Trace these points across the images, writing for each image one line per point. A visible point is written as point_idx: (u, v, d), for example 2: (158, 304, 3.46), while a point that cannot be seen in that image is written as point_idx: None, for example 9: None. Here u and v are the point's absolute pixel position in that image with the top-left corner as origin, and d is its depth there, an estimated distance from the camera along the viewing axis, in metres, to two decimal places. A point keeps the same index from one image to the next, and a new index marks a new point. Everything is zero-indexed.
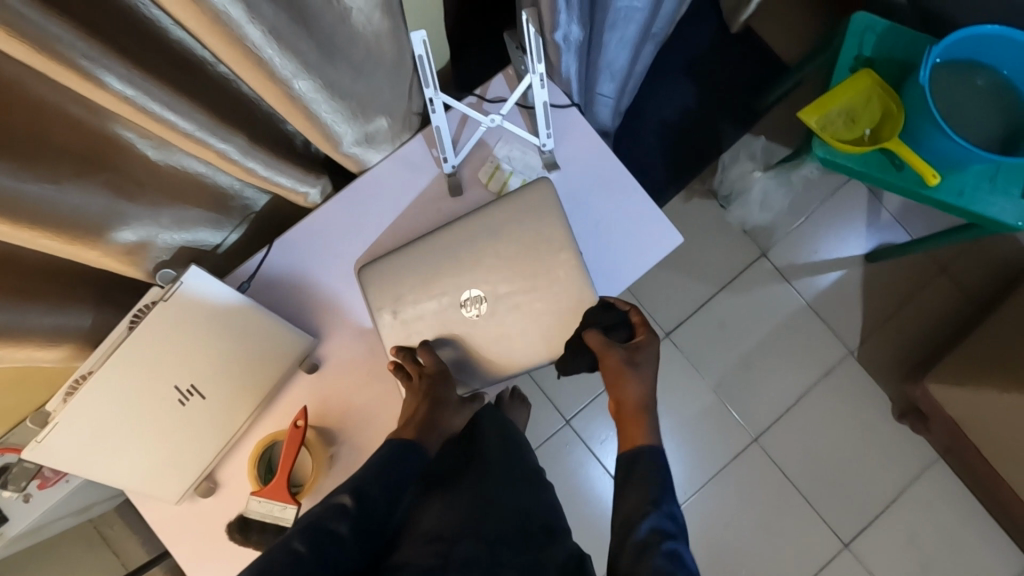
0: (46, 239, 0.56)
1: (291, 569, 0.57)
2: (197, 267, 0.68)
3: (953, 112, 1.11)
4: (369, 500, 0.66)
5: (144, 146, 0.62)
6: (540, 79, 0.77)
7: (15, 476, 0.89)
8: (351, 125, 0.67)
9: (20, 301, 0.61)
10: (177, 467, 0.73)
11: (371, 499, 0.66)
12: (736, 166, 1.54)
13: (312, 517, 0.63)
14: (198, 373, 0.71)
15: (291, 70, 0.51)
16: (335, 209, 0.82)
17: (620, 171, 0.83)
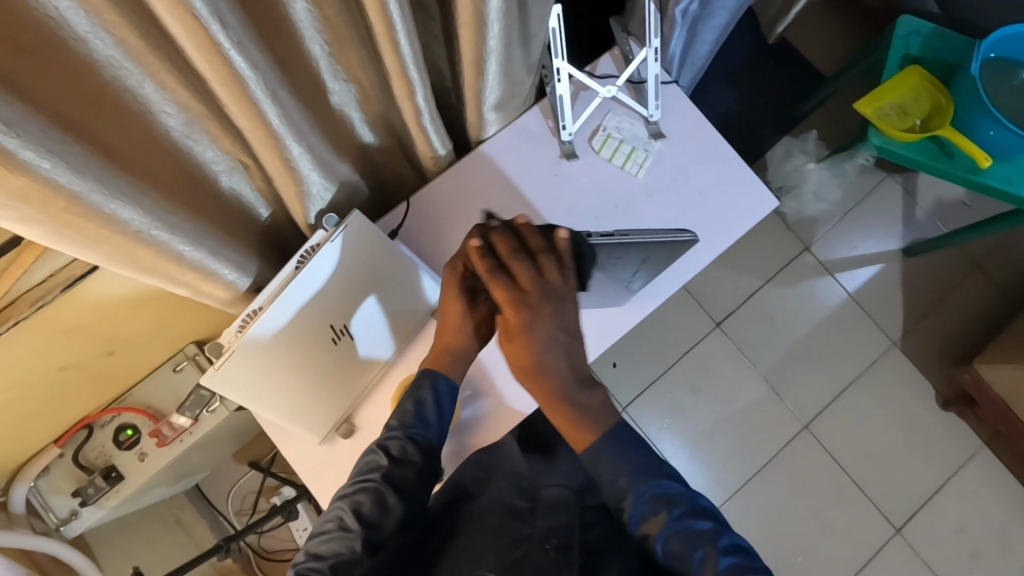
0: (269, 157, 0.59)
1: (371, 523, 0.69)
2: (358, 213, 0.74)
3: (1001, 104, 1.20)
4: (403, 451, 0.74)
5: (332, 89, 0.64)
6: (655, 53, 0.84)
7: (191, 403, 0.93)
8: (503, 82, 0.74)
9: (221, 231, 0.65)
10: (327, 405, 0.78)
11: (406, 454, 0.74)
12: (790, 159, 1.61)
13: (360, 473, 0.73)
14: (350, 314, 0.76)
15: (500, 9, 0.57)
16: (461, 171, 0.87)
17: (721, 141, 0.90)
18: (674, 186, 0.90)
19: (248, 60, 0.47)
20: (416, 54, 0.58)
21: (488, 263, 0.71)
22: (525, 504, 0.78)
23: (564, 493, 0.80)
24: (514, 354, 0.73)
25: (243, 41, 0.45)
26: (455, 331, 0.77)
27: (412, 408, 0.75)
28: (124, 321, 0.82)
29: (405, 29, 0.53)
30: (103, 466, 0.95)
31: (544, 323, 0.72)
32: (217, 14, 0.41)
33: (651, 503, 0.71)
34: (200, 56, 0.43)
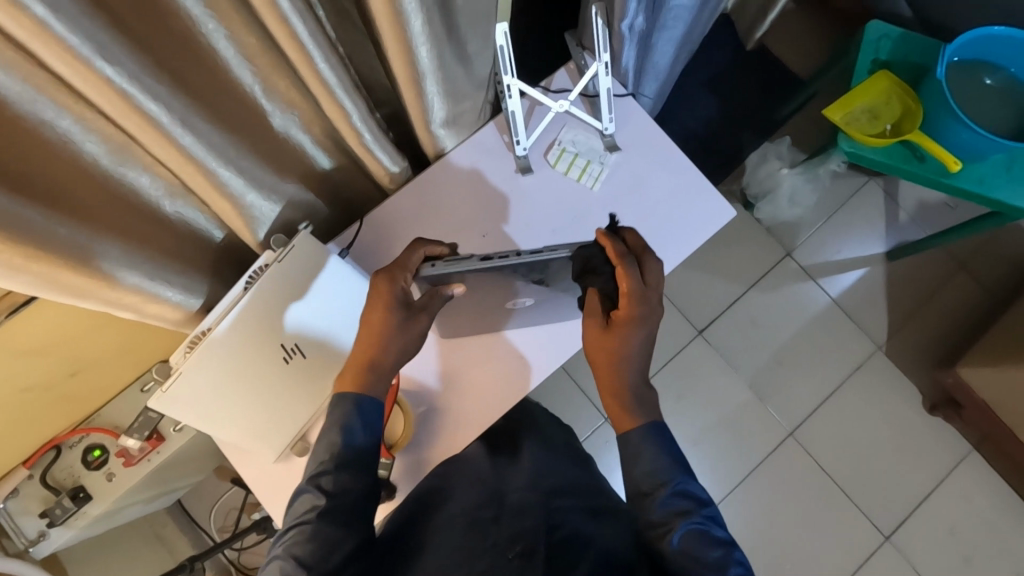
0: (199, 184, 0.59)
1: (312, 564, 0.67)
2: (306, 232, 0.74)
3: (969, 107, 1.19)
4: (337, 483, 0.71)
5: (274, 118, 0.64)
6: (604, 68, 0.85)
7: (138, 425, 0.95)
8: (447, 101, 0.74)
9: (158, 256, 0.66)
10: (280, 425, 0.78)
11: (342, 485, 0.71)
12: (763, 166, 1.60)
13: (296, 513, 0.70)
14: (300, 332, 0.76)
15: (423, 33, 0.57)
16: (416, 187, 0.88)
17: (676, 151, 0.90)
18: (631, 197, 0.89)
19: (150, 93, 0.47)
20: (342, 78, 0.58)
21: (619, 251, 0.70)
22: (488, 512, 0.79)
23: (527, 496, 0.81)
24: (604, 344, 0.74)
25: (137, 73, 0.45)
26: (379, 344, 0.73)
27: (340, 437, 0.72)
28: (82, 343, 0.83)
29: (325, 56, 0.53)
30: (71, 487, 0.95)
31: (636, 327, 0.72)
32: (101, 49, 0.41)
33: (679, 498, 0.74)
34: (92, 92, 0.43)
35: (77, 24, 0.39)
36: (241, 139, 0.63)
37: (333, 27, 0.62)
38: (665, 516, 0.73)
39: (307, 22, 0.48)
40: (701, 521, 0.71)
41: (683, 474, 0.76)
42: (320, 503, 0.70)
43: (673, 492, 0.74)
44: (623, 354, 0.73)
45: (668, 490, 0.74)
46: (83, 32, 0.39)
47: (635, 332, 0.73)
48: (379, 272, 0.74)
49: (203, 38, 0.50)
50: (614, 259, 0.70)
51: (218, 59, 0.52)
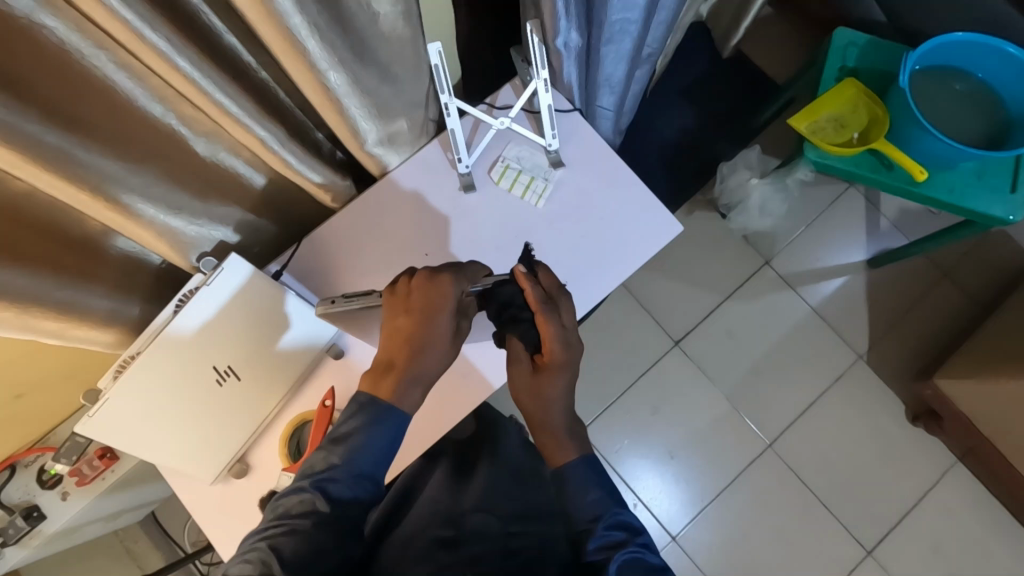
0: (109, 214, 0.59)
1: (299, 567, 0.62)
2: (236, 255, 0.74)
3: (937, 113, 1.17)
4: (349, 493, 0.69)
5: (194, 145, 0.64)
6: (544, 84, 0.85)
7: (66, 450, 0.96)
8: (376, 122, 0.74)
9: (80, 283, 0.66)
10: (215, 447, 0.78)
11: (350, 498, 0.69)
12: (735, 176, 1.55)
13: (288, 515, 0.65)
14: (233, 354, 0.76)
15: (327, 61, 0.56)
16: (357, 206, 0.87)
17: (621, 166, 0.89)
18: (575, 213, 0.89)
19: (31, 131, 0.47)
20: (248, 106, 0.58)
21: (538, 294, 0.72)
22: (449, 533, 0.80)
23: (490, 520, 0.83)
24: (534, 388, 0.74)
25: (17, 116, 0.46)
26: (432, 342, 0.70)
27: (348, 441, 0.70)
28: (25, 362, 0.84)
29: (222, 87, 0.53)
30: (26, 506, 0.95)
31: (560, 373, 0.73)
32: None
33: (613, 530, 0.72)
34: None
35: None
36: (157, 167, 0.63)
37: (247, 53, 0.62)
38: (600, 549, 0.70)
39: (191, 56, 0.48)
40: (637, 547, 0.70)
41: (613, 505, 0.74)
42: (321, 512, 0.66)
43: (606, 524, 0.72)
44: (547, 396, 0.74)
45: (601, 524, 0.72)
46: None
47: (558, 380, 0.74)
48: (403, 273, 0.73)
49: (94, 72, 0.50)
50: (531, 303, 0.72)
51: (115, 92, 0.52)
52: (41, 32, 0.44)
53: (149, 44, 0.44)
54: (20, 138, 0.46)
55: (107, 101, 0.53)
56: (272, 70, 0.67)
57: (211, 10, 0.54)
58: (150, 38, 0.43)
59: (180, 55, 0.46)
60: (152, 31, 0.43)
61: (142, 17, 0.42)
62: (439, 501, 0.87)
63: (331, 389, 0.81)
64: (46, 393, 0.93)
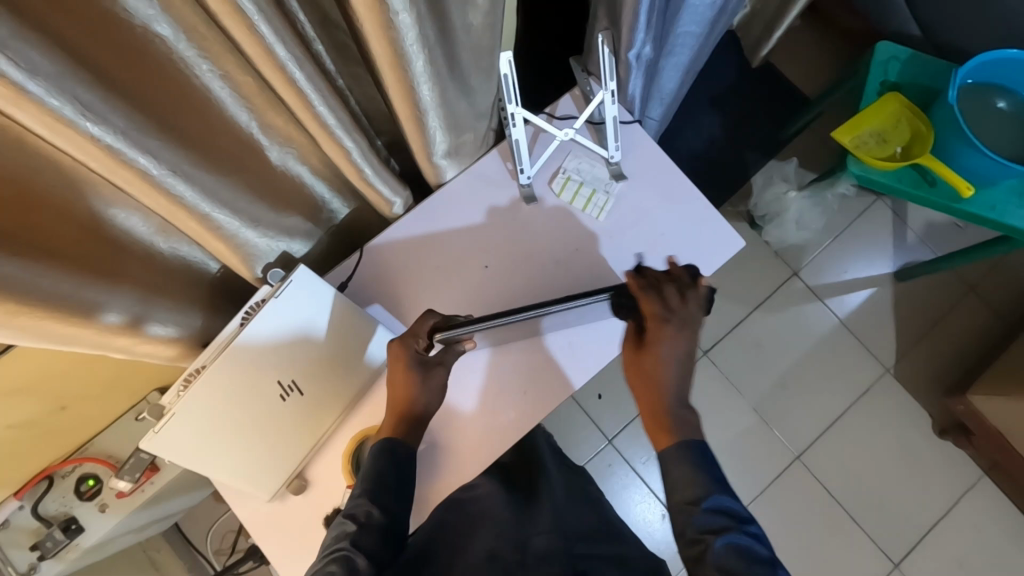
0: (191, 227, 0.57)
1: None
2: (304, 268, 0.72)
3: (982, 131, 1.17)
4: (371, 515, 0.68)
5: (270, 153, 0.62)
6: (611, 95, 0.83)
7: (130, 467, 0.91)
8: (448, 134, 0.72)
9: (151, 295, 0.64)
10: (275, 463, 0.76)
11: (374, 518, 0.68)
12: (770, 188, 1.56)
13: (327, 547, 0.67)
14: (299, 368, 0.74)
15: (426, 76, 0.55)
16: (415, 215, 0.85)
17: (683, 181, 0.88)
18: (635, 228, 0.87)
19: (136, 143, 0.45)
20: (342, 119, 0.56)
21: (640, 284, 0.76)
22: (513, 555, 0.78)
23: (555, 541, 0.81)
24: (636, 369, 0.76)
25: (123, 128, 0.44)
26: (408, 400, 0.73)
27: (372, 473, 0.71)
28: (71, 372, 0.81)
29: (324, 100, 0.51)
30: (63, 518, 0.93)
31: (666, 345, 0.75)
32: (86, 108, 0.39)
33: (717, 514, 0.65)
34: (73, 152, 0.41)
35: (55, 89, 0.37)
36: (238, 178, 0.61)
37: (332, 61, 0.60)
38: (701, 532, 0.64)
39: (306, 70, 0.46)
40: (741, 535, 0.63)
41: (720, 489, 0.67)
42: (350, 533, 0.67)
43: (709, 507, 0.66)
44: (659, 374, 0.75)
45: (700, 506, 0.66)
46: (66, 94, 0.38)
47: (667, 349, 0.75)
48: (395, 338, 0.76)
49: (195, 82, 0.48)
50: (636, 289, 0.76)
51: (211, 101, 0.51)
52: (154, 41, 0.42)
53: (273, 58, 0.42)
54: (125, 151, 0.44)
55: (202, 111, 0.51)
56: (351, 78, 0.65)
57: (309, 19, 0.53)
58: (277, 51, 0.42)
59: (298, 68, 0.45)
60: (280, 46, 0.42)
61: (275, 33, 0.41)
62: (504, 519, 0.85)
63: None
64: (89, 404, 0.91)
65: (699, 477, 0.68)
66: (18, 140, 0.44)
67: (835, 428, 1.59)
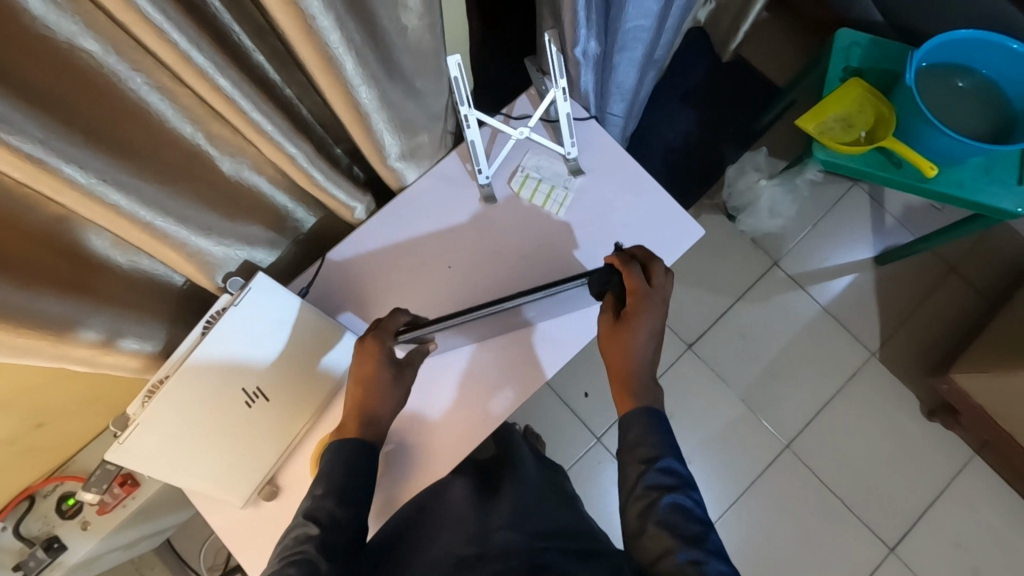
0: (141, 238, 0.58)
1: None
2: (263, 275, 0.73)
3: (944, 111, 1.19)
4: (331, 515, 0.69)
5: (220, 164, 0.64)
6: (562, 93, 0.85)
7: (97, 479, 0.92)
8: (399, 137, 0.74)
9: (108, 308, 0.65)
10: (245, 470, 0.76)
11: (337, 519, 0.69)
12: (743, 178, 1.57)
13: (287, 549, 0.66)
14: (263, 376, 0.75)
15: (359, 78, 0.56)
16: (380, 220, 0.87)
17: (640, 173, 0.89)
18: (596, 221, 0.88)
19: (68, 156, 0.46)
20: (280, 124, 0.58)
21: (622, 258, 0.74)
22: (473, 550, 0.73)
23: (516, 537, 0.76)
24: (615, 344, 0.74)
25: (57, 141, 0.45)
26: (374, 402, 0.74)
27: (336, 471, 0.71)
28: (47, 388, 0.83)
29: (256, 105, 0.53)
30: (45, 537, 0.93)
31: (651, 315, 0.72)
32: (10, 122, 0.41)
33: (664, 474, 0.70)
34: (4, 166, 0.42)
35: None
36: (188, 189, 0.62)
37: (274, 71, 0.62)
38: (650, 488, 0.69)
39: (230, 75, 0.48)
40: (688, 496, 0.68)
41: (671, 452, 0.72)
42: (313, 536, 0.67)
43: (659, 467, 0.69)
44: (631, 345, 0.73)
45: (654, 465, 0.70)
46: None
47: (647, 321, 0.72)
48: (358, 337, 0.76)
49: (129, 95, 0.49)
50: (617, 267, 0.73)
51: (148, 113, 0.52)
52: (80, 56, 0.44)
53: (193, 65, 0.44)
54: (61, 165, 0.46)
55: (140, 123, 0.52)
56: (298, 87, 0.66)
57: (243, 30, 0.55)
58: (194, 57, 0.43)
59: (220, 74, 0.46)
60: (197, 52, 0.43)
61: (189, 39, 0.42)
62: (464, 514, 0.81)
63: None
64: (66, 422, 0.92)
65: (654, 439, 0.71)
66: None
67: (823, 415, 1.60)
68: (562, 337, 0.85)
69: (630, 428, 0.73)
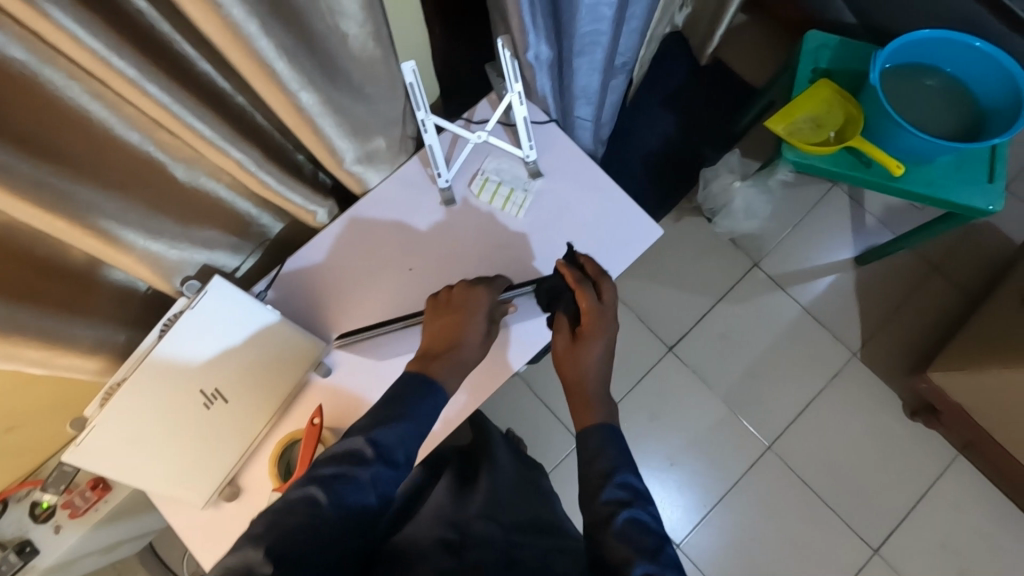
0: (90, 243, 0.60)
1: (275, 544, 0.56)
2: (219, 278, 0.74)
3: (911, 110, 1.19)
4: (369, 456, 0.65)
5: (170, 169, 0.65)
6: (518, 97, 0.87)
7: (54, 479, 0.96)
8: (352, 141, 0.75)
9: (63, 312, 0.67)
10: (205, 471, 0.78)
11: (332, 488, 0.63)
12: (716, 180, 1.57)
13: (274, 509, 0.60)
14: (221, 377, 0.76)
15: (296, 82, 0.58)
16: (341, 226, 0.88)
17: (598, 175, 0.90)
18: (554, 222, 0.89)
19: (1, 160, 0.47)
20: (221, 129, 0.59)
21: (575, 276, 0.78)
22: (453, 537, 0.77)
23: (492, 528, 0.80)
24: (573, 354, 0.76)
25: None
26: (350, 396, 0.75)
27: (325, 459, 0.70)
28: (16, 392, 0.85)
29: (192, 111, 0.54)
30: (18, 541, 0.95)
31: (602, 336, 0.76)
32: None
33: (620, 489, 0.66)
34: None
35: None
36: (139, 195, 0.64)
37: (220, 78, 0.63)
38: (606, 502, 0.65)
39: (159, 81, 0.49)
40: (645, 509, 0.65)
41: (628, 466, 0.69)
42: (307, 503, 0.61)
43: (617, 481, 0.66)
44: (586, 360, 0.76)
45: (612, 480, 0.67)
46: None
47: (598, 341, 0.76)
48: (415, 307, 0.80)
49: (68, 103, 0.51)
50: (571, 283, 0.78)
51: (88, 120, 0.54)
52: (11, 65, 0.45)
53: (116, 71, 0.46)
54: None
55: (81, 130, 0.54)
56: (248, 94, 0.68)
57: (184, 39, 0.56)
58: (117, 65, 0.45)
59: (148, 80, 0.48)
60: (118, 58, 0.45)
61: (108, 45, 0.44)
62: (444, 509, 0.84)
63: (320, 407, 0.81)
64: (38, 426, 0.94)
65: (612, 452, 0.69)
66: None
67: (805, 416, 1.59)
68: (533, 329, 0.86)
69: (587, 440, 0.71)
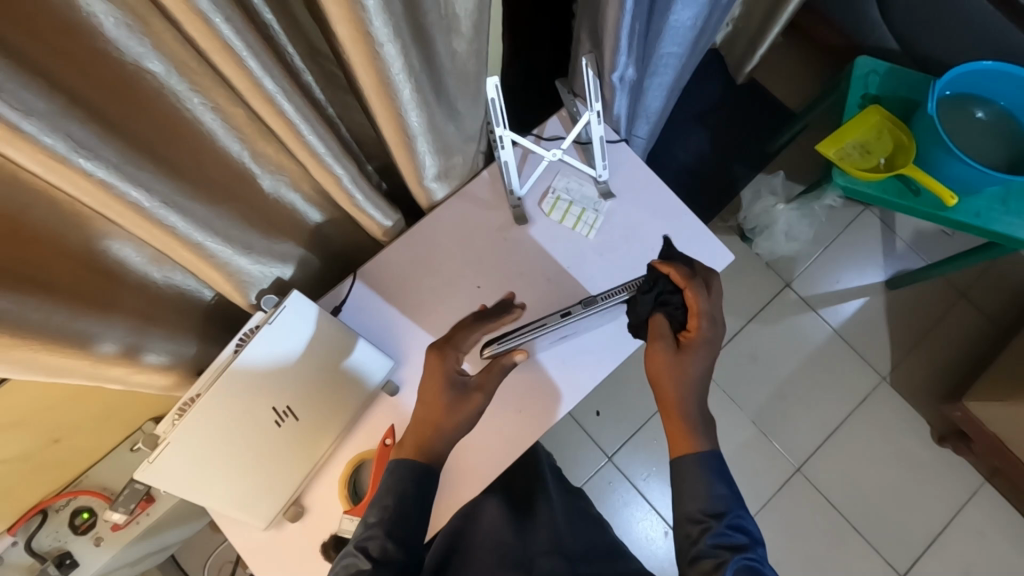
0: (187, 256, 0.58)
1: None
2: (297, 293, 0.72)
3: (962, 141, 1.20)
4: (384, 550, 0.67)
5: (262, 182, 0.63)
6: (597, 116, 0.84)
7: (124, 497, 0.91)
8: (438, 158, 0.73)
9: (146, 325, 0.65)
10: (272, 492, 0.75)
11: (388, 552, 0.67)
12: (759, 202, 1.58)
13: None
14: (293, 395, 0.74)
15: (412, 102, 0.56)
16: (409, 241, 0.87)
17: (668, 197, 0.89)
18: (626, 243, 0.87)
19: (127, 176, 0.46)
20: (331, 145, 0.57)
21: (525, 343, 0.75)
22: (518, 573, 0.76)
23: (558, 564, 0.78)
24: (675, 366, 0.71)
25: (120, 164, 0.45)
26: (438, 415, 0.71)
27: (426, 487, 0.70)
28: (65, 402, 0.82)
29: (313, 128, 0.53)
30: (56, 554, 0.91)
31: (704, 352, 0.71)
32: (78, 145, 0.40)
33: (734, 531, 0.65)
34: (66, 184, 0.42)
35: (59, 129, 0.39)
36: (235, 209, 0.62)
37: (322, 91, 0.62)
38: (716, 547, 0.64)
39: (292, 99, 0.48)
40: (757, 558, 0.63)
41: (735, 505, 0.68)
42: (364, 569, 0.65)
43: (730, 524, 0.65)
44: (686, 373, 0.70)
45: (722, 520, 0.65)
46: (59, 131, 0.39)
47: (696, 359, 0.71)
48: (439, 351, 0.75)
49: (190, 118, 0.50)
50: (681, 282, 0.74)
51: (203, 134, 0.52)
52: (146, 78, 0.44)
53: (263, 90, 0.45)
54: (122, 188, 0.46)
55: (197, 145, 0.53)
56: (342, 106, 0.66)
57: (297, 51, 0.55)
58: (263, 83, 0.44)
59: (285, 99, 0.47)
60: (268, 78, 0.44)
61: (263, 67, 0.43)
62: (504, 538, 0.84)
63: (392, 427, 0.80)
64: (84, 432, 0.91)
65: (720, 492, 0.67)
66: (22, 180, 0.45)
67: (834, 438, 1.59)
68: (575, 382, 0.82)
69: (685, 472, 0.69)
